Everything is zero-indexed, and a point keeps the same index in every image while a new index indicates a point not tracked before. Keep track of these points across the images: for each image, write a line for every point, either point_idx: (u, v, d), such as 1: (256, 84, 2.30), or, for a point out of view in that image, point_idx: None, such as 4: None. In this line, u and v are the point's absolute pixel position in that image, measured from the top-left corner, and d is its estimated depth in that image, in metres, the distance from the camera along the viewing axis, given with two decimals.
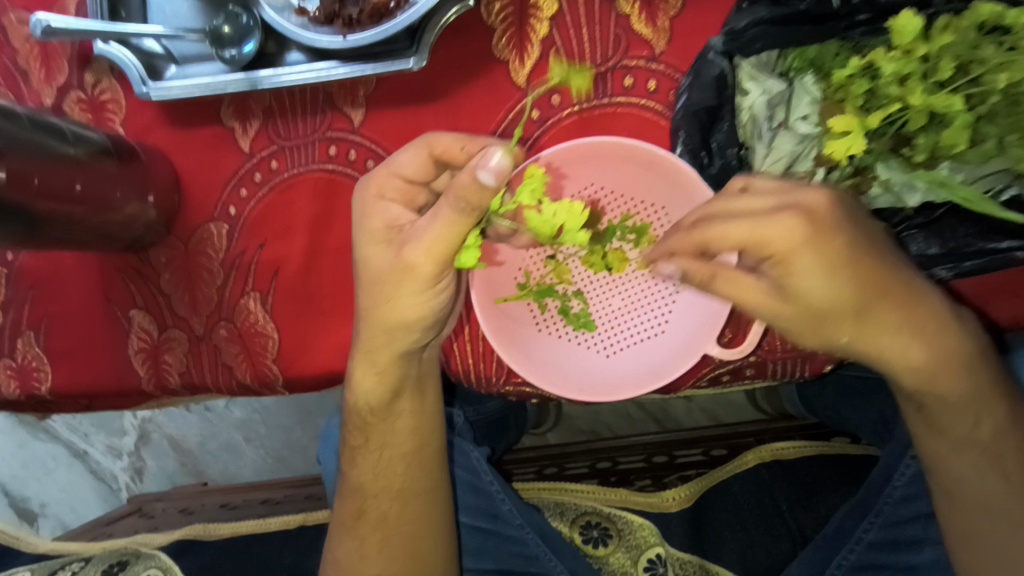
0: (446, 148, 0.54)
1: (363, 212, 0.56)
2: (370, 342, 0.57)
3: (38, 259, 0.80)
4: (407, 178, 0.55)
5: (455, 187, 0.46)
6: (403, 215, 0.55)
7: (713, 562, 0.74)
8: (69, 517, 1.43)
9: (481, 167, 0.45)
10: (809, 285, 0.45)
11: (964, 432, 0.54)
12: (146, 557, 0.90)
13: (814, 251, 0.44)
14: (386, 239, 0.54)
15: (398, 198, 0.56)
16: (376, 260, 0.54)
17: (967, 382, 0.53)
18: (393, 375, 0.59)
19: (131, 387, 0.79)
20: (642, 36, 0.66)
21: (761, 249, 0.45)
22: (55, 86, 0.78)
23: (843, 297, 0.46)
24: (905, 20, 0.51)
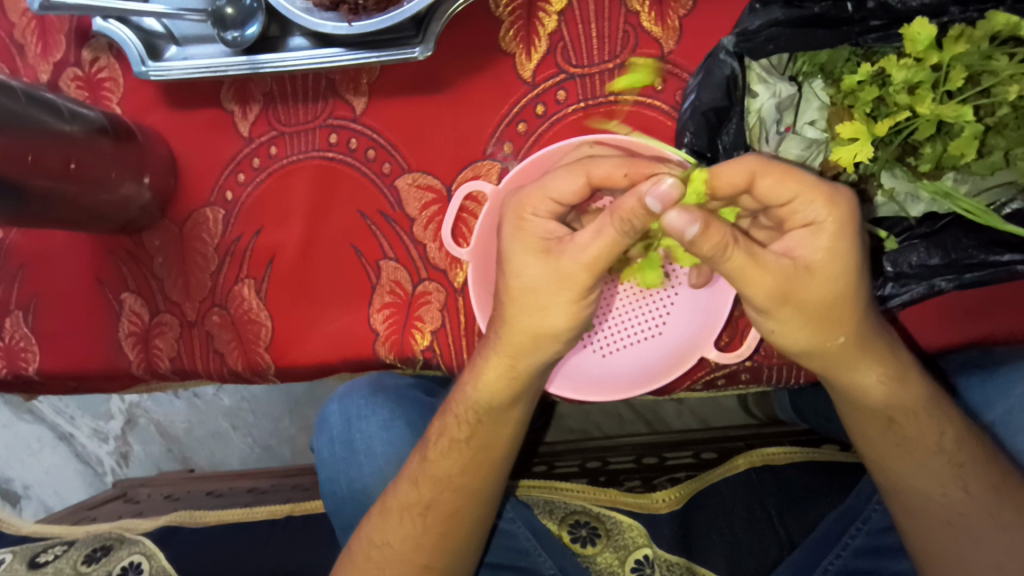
0: (608, 173, 0.51)
1: (516, 230, 0.53)
2: (510, 349, 0.56)
3: (29, 237, 0.79)
4: (560, 200, 0.52)
5: (621, 209, 0.46)
6: (555, 231, 0.52)
7: (700, 564, 0.73)
8: (52, 500, 1.42)
9: (651, 193, 0.44)
10: (844, 258, 0.46)
11: (928, 446, 0.54)
12: (130, 543, 0.89)
13: (854, 226, 0.46)
14: (540, 252, 0.51)
15: (551, 215, 0.53)
16: (528, 271, 0.52)
17: (919, 393, 0.53)
18: (523, 382, 0.57)
19: (121, 370, 0.78)
20: (651, 34, 0.65)
21: (809, 212, 0.46)
22: (52, 62, 0.77)
23: (848, 281, 0.47)
24: (918, 27, 0.51)
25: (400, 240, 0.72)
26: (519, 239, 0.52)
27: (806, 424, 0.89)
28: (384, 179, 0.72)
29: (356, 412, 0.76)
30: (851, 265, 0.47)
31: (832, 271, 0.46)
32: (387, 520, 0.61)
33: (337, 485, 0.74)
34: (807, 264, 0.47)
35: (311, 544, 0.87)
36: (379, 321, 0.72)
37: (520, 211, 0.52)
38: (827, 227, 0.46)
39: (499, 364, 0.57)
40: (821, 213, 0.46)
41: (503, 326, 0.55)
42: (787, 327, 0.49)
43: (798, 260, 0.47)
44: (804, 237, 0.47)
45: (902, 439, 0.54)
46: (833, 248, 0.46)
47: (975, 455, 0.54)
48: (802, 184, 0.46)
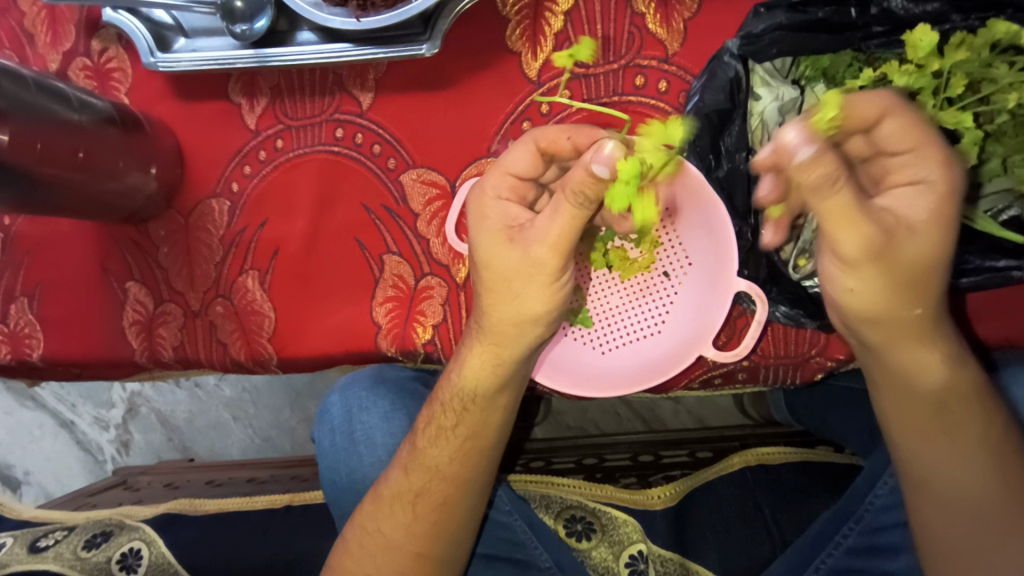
0: (553, 142, 0.53)
1: (480, 215, 0.56)
2: (495, 337, 0.57)
3: (36, 225, 0.80)
4: (518, 176, 0.56)
5: (571, 181, 0.47)
6: (519, 213, 0.56)
7: (694, 561, 0.74)
8: (52, 486, 1.43)
9: (594, 160, 0.45)
10: (944, 222, 0.46)
11: (967, 434, 0.52)
12: (130, 529, 0.90)
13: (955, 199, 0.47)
14: (507, 239, 0.54)
15: (513, 197, 0.56)
16: (499, 260, 0.54)
17: (970, 382, 0.53)
18: (508, 370, 0.58)
19: (124, 358, 0.78)
20: (656, 36, 0.66)
21: (919, 170, 0.47)
22: (61, 52, 0.77)
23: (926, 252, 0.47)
24: (921, 34, 0.51)
25: (404, 235, 0.73)
26: (486, 226, 0.55)
27: (801, 426, 0.90)
28: (389, 174, 0.73)
29: (357, 404, 0.76)
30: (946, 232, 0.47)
31: (930, 232, 0.46)
32: (380, 510, 0.62)
33: (336, 476, 0.74)
34: (908, 224, 0.47)
35: (310, 534, 0.87)
36: (381, 315, 0.73)
37: (485, 194, 0.56)
38: (936, 189, 0.46)
39: (484, 351, 0.58)
40: (930, 173, 0.46)
41: (506, 321, 0.56)
42: (864, 280, 0.47)
43: (900, 217, 0.47)
44: (910, 195, 0.47)
45: (948, 423, 0.52)
46: (936, 211, 0.46)
47: (1014, 452, 0.52)
48: (924, 143, 0.47)
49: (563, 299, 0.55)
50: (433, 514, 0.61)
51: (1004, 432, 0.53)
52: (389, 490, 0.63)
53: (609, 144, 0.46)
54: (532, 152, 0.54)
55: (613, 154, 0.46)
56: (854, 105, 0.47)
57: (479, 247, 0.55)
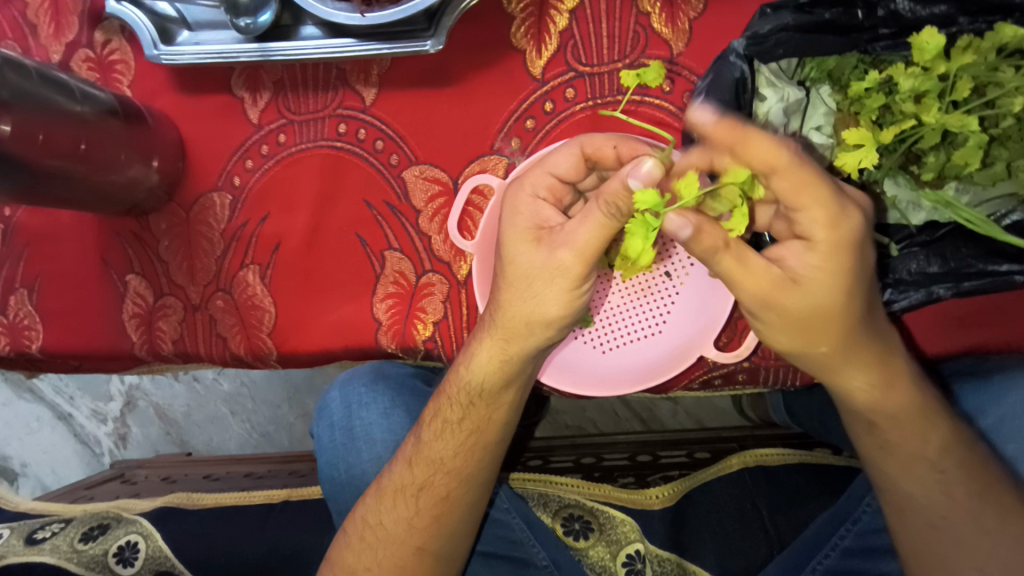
0: (599, 148, 0.55)
1: (512, 211, 0.56)
2: (504, 333, 0.57)
3: (37, 216, 0.79)
4: (558, 177, 0.56)
5: (604, 192, 0.48)
6: (553, 216, 0.56)
7: (690, 561, 0.74)
8: (49, 478, 1.43)
9: (631, 175, 0.46)
10: (835, 273, 0.46)
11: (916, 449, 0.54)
12: (128, 522, 0.90)
13: (854, 248, 0.45)
14: (533, 241, 0.54)
15: (549, 198, 0.56)
16: (522, 258, 0.54)
17: (907, 399, 0.53)
18: (516, 366, 0.58)
19: (123, 351, 0.78)
20: (661, 35, 0.66)
21: (810, 228, 0.45)
22: (64, 43, 0.77)
23: (824, 299, 0.46)
24: (928, 36, 0.51)
25: (406, 232, 0.73)
26: (517, 222, 0.56)
27: (800, 427, 0.90)
28: (392, 171, 0.73)
29: (357, 400, 0.76)
30: (849, 273, 0.46)
31: (827, 279, 0.46)
32: (382, 503, 0.63)
33: (336, 471, 0.74)
34: (795, 276, 0.46)
35: (307, 529, 0.87)
36: (382, 311, 0.73)
37: (523, 193, 0.56)
38: (821, 245, 0.45)
39: (493, 347, 0.58)
40: (817, 230, 0.45)
41: (508, 319, 0.56)
42: (773, 329, 0.49)
43: (788, 270, 0.47)
44: (798, 250, 0.46)
45: (886, 444, 0.55)
46: (824, 268, 0.45)
47: (959, 461, 0.54)
48: (811, 201, 0.44)
49: (578, 308, 0.55)
50: (431, 510, 0.61)
51: (949, 439, 0.54)
52: (391, 485, 0.63)
53: (648, 160, 0.46)
54: (575, 157, 0.56)
55: (651, 171, 0.46)
56: (750, 148, 0.44)
57: (506, 242, 0.55)
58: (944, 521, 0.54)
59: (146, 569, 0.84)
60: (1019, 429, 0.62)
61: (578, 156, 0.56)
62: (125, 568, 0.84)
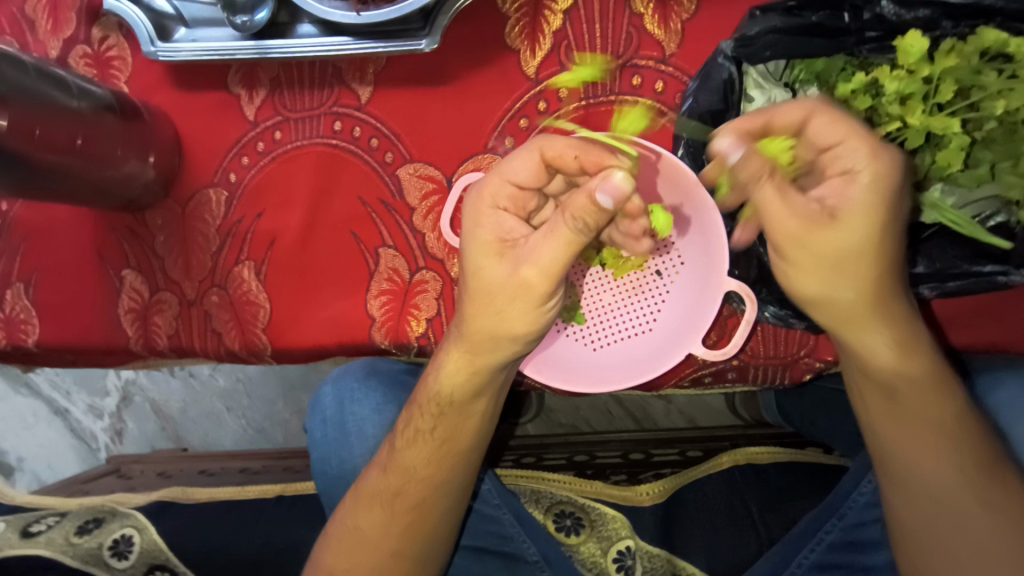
0: (559, 155, 0.53)
1: (474, 222, 0.55)
2: (468, 346, 0.56)
3: (34, 211, 0.80)
4: (519, 185, 0.55)
5: (570, 206, 0.47)
6: (515, 227, 0.54)
7: (681, 558, 0.74)
8: (45, 473, 1.43)
9: (599, 189, 0.45)
10: (875, 207, 0.46)
11: (929, 415, 0.54)
12: (122, 516, 0.90)
13: (892, 183, 0.46)
14: (496, 254, 0.53)
15: (511, 207, 0.55)
16: (489, 273, 0.53)
17: (926, 364, 0.53)
18: (484, 377, 0.58)
19: (119, 345, 0.79)
20: (654, 36, 0.67)
21: (850, 159, 0.47)
22: (62, 39, 0.77)
23: (860, 239, 0.47)
24: (912, 40, 0.52)
25: (400, 229, 0.73)
26: (477, 235, 0.54)
27: (790, 426, 0.91)
28: (386, 168, 0.73)
29: (350, 395, 0.77)
30: (886, 212, 0.47)
31: (867, 211, 0.46)
32: (357, 506, 0.63)
33: (329, 465, 0.75)
34: (833, 212, 0.47)
35: (300, 524, 0.88)
36: (376, 307, 0.74)
37: (483, 204, 0.55)
38: (863, 177, 0.46)
39: (459, 358, 0.57)
40: (860, 162, 0.46)
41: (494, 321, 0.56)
42: (806, 272, 0.50)
43: (827, 207, 0.48)
44: (839, 185, 0.47)
45: (899, 407, 0.55)
46: (865, 199, 0.46)
47: (961, 428, 0.55)
48: (849, 133, 0.47)
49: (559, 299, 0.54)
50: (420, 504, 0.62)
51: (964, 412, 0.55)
52: (367, 491, 0.63)
53: (617, 175, 0.45)
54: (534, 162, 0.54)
55: (620, 186, 0.45)
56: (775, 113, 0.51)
57: (469, 253, 0.54)
58: (952, 498, 0.55)
59: (140, 563, 0.85)
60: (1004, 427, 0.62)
61: (536, 160, 0.54)
62: (120, 562, 0.85)
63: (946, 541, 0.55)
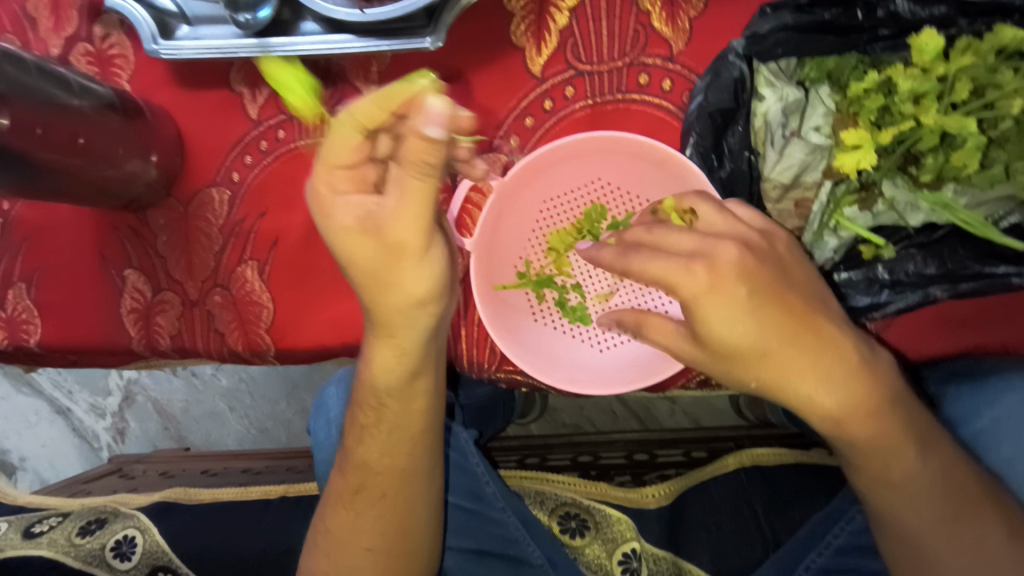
0: (370, 115, 0.46)
1: (323, 213, 0.50)
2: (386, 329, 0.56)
3: (36, 210, 0.79)
4: (343, 165, 0.49)
5: (408, 151, 0.45)
6: (367, 202, 0.50)
7: (686, 560, 0.74)
8: (47, 472, 1.43)
9: (426, 123, 0.44)
10: (729, 313, 0.47)
11: (885, 469, 0.53)
12: (124, 517, 0.89)
13: (747, 277, 0.47)
14: (366, 235, 0.49)
15: (350, 186, 0.49)
16: (358, 254, 0.50)
17: (887, 430, 0.51)
18: (415, 357, 0.57)
19: (122, 346, 0.78)
20: (661, 34, 0.66)
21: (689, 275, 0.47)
22: (63, 37, 0.77)
23: (729, 342, 0.47)
24: (927, 38, 0.52)
25: None
26: (343, 231, 0.50)
27: (797, 427, 0.90)
28: None
29: (354, 397, 0.76)
30: (748, 308, 0.47)
31: (726, 317, 0.47)
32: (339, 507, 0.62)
33: (332, 466, 0.74)
34: (713, 333, 0.48)
35: (303, 525, 0.87)
36: None
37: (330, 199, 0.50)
38: (706, 284, 0.47)
39: (385, 349, 0.57)
40: (700, 275, 0.47)
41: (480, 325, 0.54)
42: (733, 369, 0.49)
43: (703, 331, 0.48)
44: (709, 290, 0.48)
45: (863, 464, 0.53)
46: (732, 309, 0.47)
47: (915, 480, 0.52)
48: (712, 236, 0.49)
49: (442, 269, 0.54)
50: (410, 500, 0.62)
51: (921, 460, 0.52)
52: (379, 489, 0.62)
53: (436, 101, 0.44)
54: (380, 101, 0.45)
55: (441, 110, 0.44)
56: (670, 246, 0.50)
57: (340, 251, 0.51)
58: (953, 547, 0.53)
59: (143, 564, 0.84)
60: (1014, 430, 0.62)
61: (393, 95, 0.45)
62: (122, 563, 0.84)
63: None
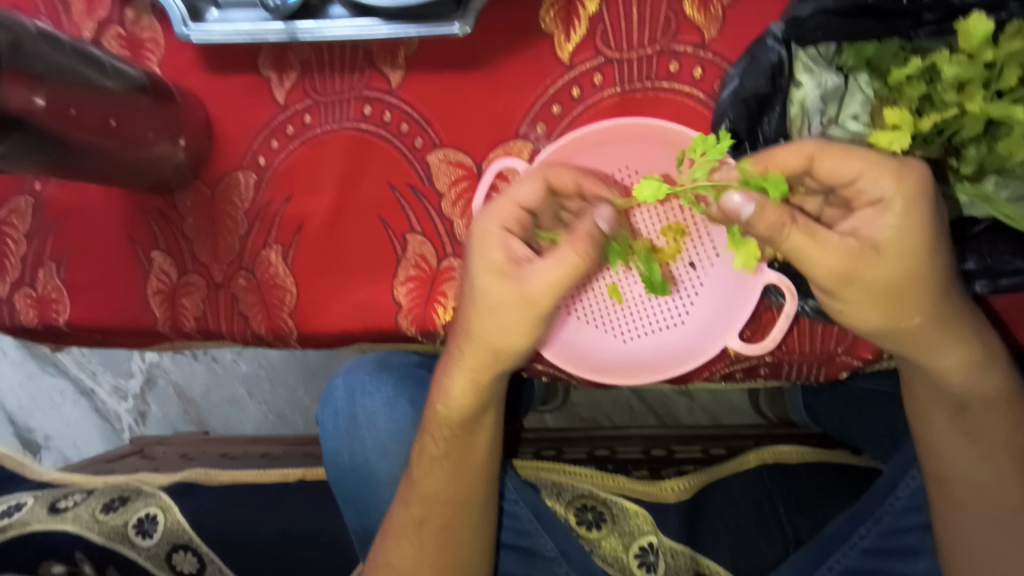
0: (562, 180, 0.59)
1: (483, 243, 0.56)
2: (472, 363, 0.58)
3: (66, 190, 0.81)
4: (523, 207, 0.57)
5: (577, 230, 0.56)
6: (520, 248, 0.56)
7: (704, 555, 0.74)
8: (71, 452, 1.47)
9: (598, 218, 0.58)
10: (914, 233, 0.48)
11: (881, 286, 0.49)
12: (146, 495, 0.91)
13: (925, 204, 0.48)
14: (501, 274, 0.54)
15: (515, 227, 0.57)
16: (493, 292, 0.54)
17: (997, 384, 0.55)
18: (486, 390, 0.59)
19: (147, 327, 0.79)
20: (693, 21, 0.65)
21: (876, 189, 0.48)
22: (96, 20, 0.78)
23: (902, 209, 0.48)
24: (975, 22, 0.49)
25: (428, 214, 0.73)
26: (487, 254, 0.55)
27: (819, 427, 0.90)
28: (416, 153, 0.73)
29: (360, 388, 0.77)
30: (918, 217, 0.48)
31: (900, 215, 0.48)
32: (388, 543, 0.64)
33: (342, 453, 0.75)
34: (875, 243, 0.48)
35: (320, 511, 0.88)
36: (402, 294, 0.73)
37: (491, 223, 0.56)
38: (893, 201, 0.48)
39: (462, 379, 0.58)
40: (888, 189, 0.48)
41: (466, 342, 0.57)
42: (858, 303, 0.50)
43: (866, 239, 0.49)
44: (872, 216, 0.49)
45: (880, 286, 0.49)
46: (901, 228, 0.48)
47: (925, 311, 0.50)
48: (867, 163, 0.48)
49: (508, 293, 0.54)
50: (451, 525, 0.63)
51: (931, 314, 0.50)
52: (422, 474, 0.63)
53: (603, 208, 0.59)
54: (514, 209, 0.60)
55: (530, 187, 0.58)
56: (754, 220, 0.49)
57: (475, 275, 0.55)
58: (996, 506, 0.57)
59: (164, 542, 0.86)
60: None
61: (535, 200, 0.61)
62: (144, 540, 0.86)
63: (978, 528, 0.57)
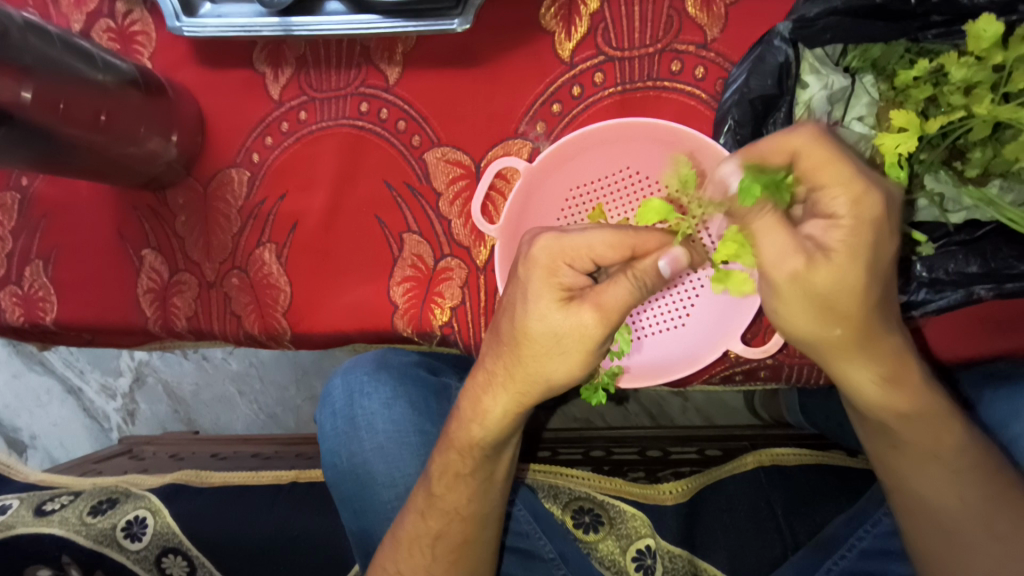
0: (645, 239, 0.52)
1: (538, 263, 0.50)
2: (518, 388, 0.53)
3: (55, 186, 0.79)
4: (598, 259, 0.51)
5: (636, 266, 0.51)
6: (578, 283, 0.51)
7: (702, 559, 0.73)
8: (58, 452, 1.44)
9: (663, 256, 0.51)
10: (862, 251, 0.42)
11: (816, 295, 0.43)
12: (136, 497, 0.89)
13: (880, 228, 0.42)
14: (560, 304, 0.50)
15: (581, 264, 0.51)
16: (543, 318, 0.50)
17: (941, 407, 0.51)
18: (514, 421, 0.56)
19: (136, 326, 0.77)
20: (696, 20, 0.64)
21: (834, 206, 0.42)
22: (85, 12, 0.76)
23: (851, 224, 0.42)
24: (985, 24, 0.48)
25: (426, 214, 0.72)
26: (542, 281, 0.50)
27: (815, 428, 0.90)
28: (413, 152, 0.72)
29: (359, 388, 0.77)
30: (866, 239, 0.42)
31: (853, 233, 0.42)
32: (399, 553, 0.62)
33: (339, 456, 0.75)
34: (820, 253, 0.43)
35: (312, 513, 0.87)
36: (399, 294, 0.72)
37: (556, 243, 0.50)
38: (851, 220, 0.42)
39: (506, 402, 0.54)
40: (844, 208, 0.42)
41: (510, 370, 0.53)
42: (789, 307, 0.45)
43: (814, 247, 0.43)
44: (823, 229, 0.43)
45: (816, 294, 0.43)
46: (851, 246, 0.42)
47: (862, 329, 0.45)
48: (837, 177, 0.42)
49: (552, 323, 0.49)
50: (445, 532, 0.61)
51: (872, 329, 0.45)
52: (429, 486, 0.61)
53: (675, 248, 0.52)
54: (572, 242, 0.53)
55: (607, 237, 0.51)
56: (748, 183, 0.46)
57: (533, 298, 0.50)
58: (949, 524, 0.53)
59: (153, 545, 0.84)
60: None
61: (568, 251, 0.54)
62: (133, 543, 0.85)
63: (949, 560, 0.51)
